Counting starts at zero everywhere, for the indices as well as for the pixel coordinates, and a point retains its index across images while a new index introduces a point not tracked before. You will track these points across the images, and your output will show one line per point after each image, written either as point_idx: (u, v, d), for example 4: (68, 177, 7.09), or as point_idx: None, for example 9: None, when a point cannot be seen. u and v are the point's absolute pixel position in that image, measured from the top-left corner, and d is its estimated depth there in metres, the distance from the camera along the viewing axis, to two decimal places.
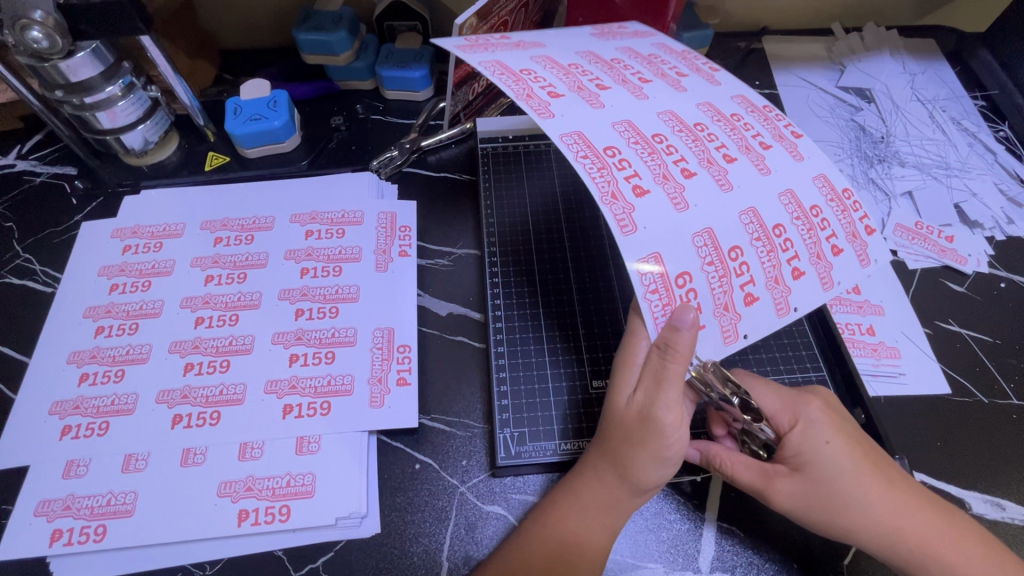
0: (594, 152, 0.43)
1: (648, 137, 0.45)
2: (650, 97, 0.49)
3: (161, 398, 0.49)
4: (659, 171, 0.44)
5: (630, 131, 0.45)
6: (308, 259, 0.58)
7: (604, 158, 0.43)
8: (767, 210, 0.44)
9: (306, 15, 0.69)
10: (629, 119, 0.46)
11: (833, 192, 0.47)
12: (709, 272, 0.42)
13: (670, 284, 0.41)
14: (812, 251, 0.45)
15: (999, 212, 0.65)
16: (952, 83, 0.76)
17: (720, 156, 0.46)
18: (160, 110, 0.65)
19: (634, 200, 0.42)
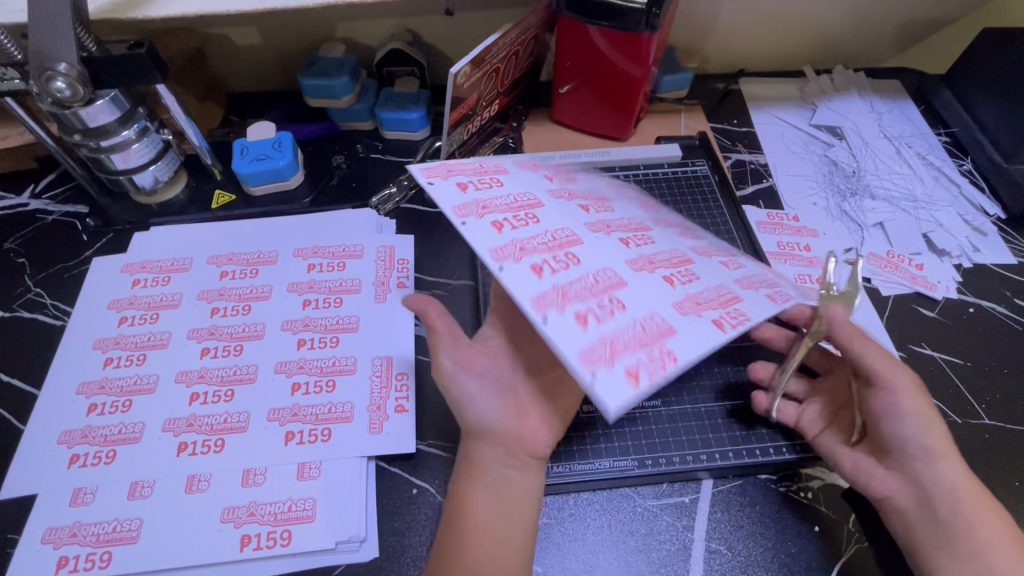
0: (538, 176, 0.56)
1: (597, 202, 0.54)
2: (649, 215, 0.56)
3: (167, 426, 0.51)
4: (564, 193, 0.54)
5: (590, 199, 0.55)
6: (310, 291, 0.60)
7: (544, 180, 0.55)
8: (597, 260, 0.45)
9: (311, 62, 0.73)
10: (603, 202, 0.55)
11: (645, 340, 0.39)
12: (541, 235, 0.46)
13: (480, 187, 0.49)
14: (557, 290, 0.41)
15: (965, 241, 0.68)
16: (917, 121, 0.81)
17: (627, 257, 0.47)
18: (171, 151, 0.69)
19: (508, 180, 0.52)
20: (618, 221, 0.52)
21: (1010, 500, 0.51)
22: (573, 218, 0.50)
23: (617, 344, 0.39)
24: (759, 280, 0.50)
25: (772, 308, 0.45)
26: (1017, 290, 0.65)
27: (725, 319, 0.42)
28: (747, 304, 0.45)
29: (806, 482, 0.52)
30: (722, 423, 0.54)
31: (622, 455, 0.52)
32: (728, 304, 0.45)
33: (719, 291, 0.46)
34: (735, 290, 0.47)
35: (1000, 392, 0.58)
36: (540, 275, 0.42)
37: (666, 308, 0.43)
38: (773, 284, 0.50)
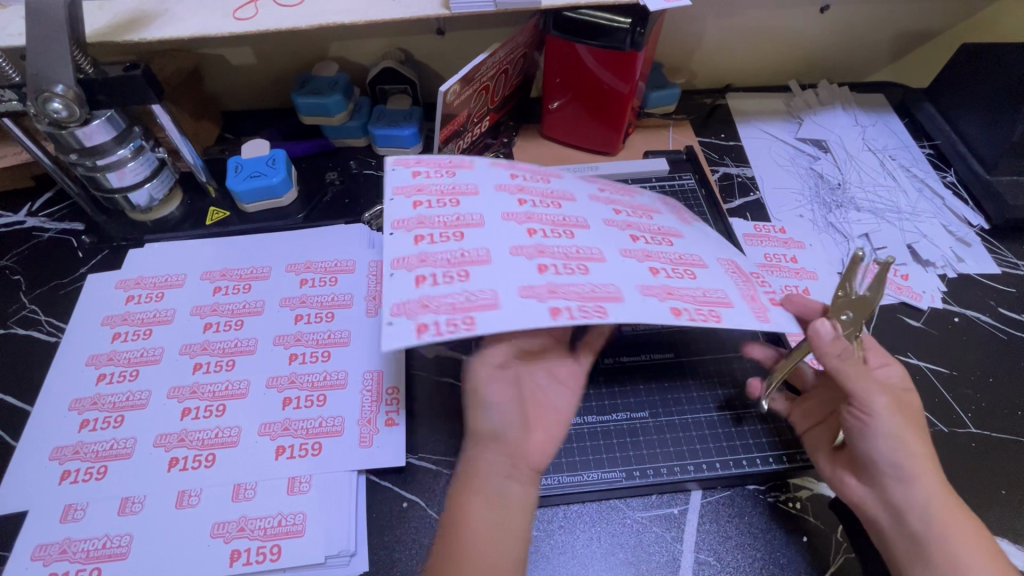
0: (529, 178, 0.59)
1: (552, 195, 0.57)
2: (625, 223, 0.56)
3: (159, 442, 0.51)
4: (515, 188, 0.56)
5: (560, 196, 0.57)
6: (302, 306, 0.61)
7: (530, 175, 0.59)
8: (472, 219, 0.52)
9: (305, 81, 0.75)
10: (577, 212, 0.56)
11: (463, 303, 0.45)
12: (452, 218, 0.52)
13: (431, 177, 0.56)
14: (417, 214, 0.52)
15: (949, 252, 0.69)
16: (901, 134, 0.83)
17: (524, 239, 0.51)
18: (166, 169, 0.70)
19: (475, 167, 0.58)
20: (556, 223, 0.54)
21: (996, 509, 0.52)
22: (505, 212, 0.53)
23: (431, 301, 0.45)
24: (675, 298, 0.48)
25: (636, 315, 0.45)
26: (1001, 299, 0.66)
27: (450, 302, 0.45)
28: (613, 300, 0.46)
29: (794, 492, 0.53)
30: (710, 434, 0.55)
31: (610, 467, 0.52)
32: (601, 300, 0.46)
33: (595, 286, 0.47)
34: (618, 292, 0.47)
35: (986, 401, 0.58)
36: (422, 246, 0.49)
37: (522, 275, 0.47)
38: (713, 302, 0.49)
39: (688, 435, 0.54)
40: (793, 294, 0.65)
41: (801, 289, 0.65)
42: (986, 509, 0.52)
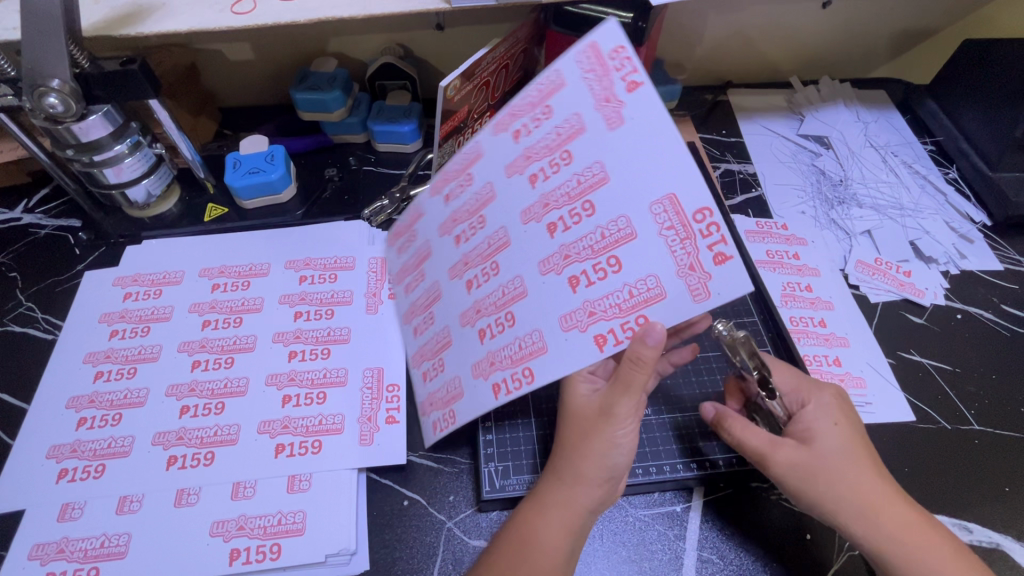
0: (524, 113, 0.49)
1: (553, 138, 0.47)
2: (570, 169, 0.46)
3: (157, 440, 0.51)
4: (522, 136, 0.49)
5: (523, 130, 0.49)
6: (302, 303, 0.61)
7: (530, 108, 0.48)
8: (458, 245, 0.53)
9: (304, 77, 0.74)
10: (546, 145, 0.47)
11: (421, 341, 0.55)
12: (461, 203, 0.53)
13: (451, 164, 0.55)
14: (420, 252, 0.58)
15: (951, 248, 0.69)
16: (903, 130, 0.82)
17: (455, 248, 0.54)
18: (163, 165, 0.69)
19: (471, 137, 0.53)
20: (540, 191, 0.48)
21: (1000, 507, 0.52)
22: (459, 196, 0.53)
23: (413, 327, 0.57)
24: (592, 303, 0.45)
25: (559, 371, 0.45)
26: (1003, 296, 0.66)
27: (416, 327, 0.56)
28: (540, 355, 0.46)
29: None
30: (714, 431, 0.54)
31: None
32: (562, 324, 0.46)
33: (521, 340, 0.47)
34: (539, 335, 0.47)
35: (989, 398, 0.58)
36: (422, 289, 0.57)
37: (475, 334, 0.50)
38: (639, 304, 0.44)
39: (692, 432, 0.54)
40: (796, 291, 0.64)
41: (802, 286, 0.65)
42: (990, 507, 0.52)
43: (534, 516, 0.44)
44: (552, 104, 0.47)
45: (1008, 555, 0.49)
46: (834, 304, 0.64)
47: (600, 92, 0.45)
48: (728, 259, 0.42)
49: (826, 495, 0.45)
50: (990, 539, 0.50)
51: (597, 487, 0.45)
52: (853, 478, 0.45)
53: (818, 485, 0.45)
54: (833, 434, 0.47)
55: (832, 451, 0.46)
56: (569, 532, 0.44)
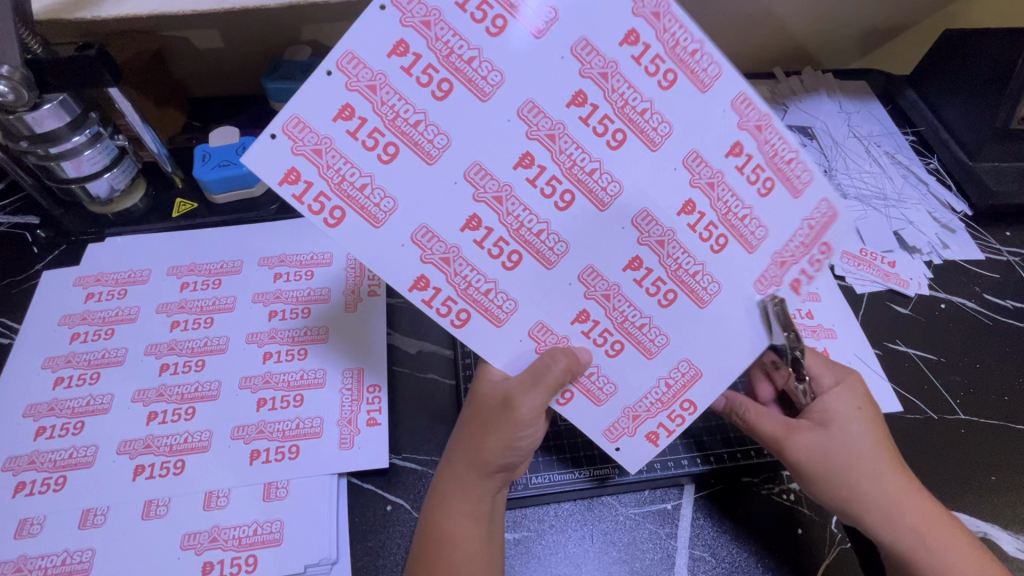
0: (771, 167, 0.43)
1: (733, 214, 0.44)
2: (706, 261, 0.45)
3: (123, 449, 0.48)
4: (709, 178, 0.43)
5: (725, 170, 0.43)
6: (277, 302, 0.58)
7: (754, 171, 0.43)
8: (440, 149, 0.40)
9: (276, 64, 0.74)
10: (713, 223, 0.44)
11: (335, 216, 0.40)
12: (575, 155, 0.41)
13: (620, 84, 0.40)
14: (383, 112, 0.38)
15: (935, 238, 0.69)
16: (885, 121, 0.82)
17: (511, 166, 0.41)
18: (128, 158, 0.65)
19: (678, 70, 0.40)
20: (675, 229, 0.44)
21: (987, 497, 0.52)
22: (581, 135, 0.41)
23: (323, 170, 0.39)
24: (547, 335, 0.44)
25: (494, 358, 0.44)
26: (985, 285, 0.66)
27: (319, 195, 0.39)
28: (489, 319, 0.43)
29: (788, 483, 0.52)
30: (703, 427, 0.54)
31: (602, 463, 0.51)
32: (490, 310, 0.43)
33: (462, 287, 0.42)
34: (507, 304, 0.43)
35: (974, 388, 0.58)
36: (338, 140, 0.38)
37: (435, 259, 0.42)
38: (588, 389, 0.46)
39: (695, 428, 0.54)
40: None
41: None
42: (977, 496, 0.52)
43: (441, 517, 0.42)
44: (758, 213, 0.44)
45: (995, 543, 0.49)
46: (819, 295, 0.63)
47: (783, 275, 0.46)
48: (655, 442, 0.47)
49: (842, 478, 0.44)
50: (978, 528, 0.50)
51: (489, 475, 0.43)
52: (872, 472, 0.44)
53: (838, 475, 0.45)
54: (856, 419, 0.46)
55: (854, 440, 0.45)
56: (474, 520, 0.42)
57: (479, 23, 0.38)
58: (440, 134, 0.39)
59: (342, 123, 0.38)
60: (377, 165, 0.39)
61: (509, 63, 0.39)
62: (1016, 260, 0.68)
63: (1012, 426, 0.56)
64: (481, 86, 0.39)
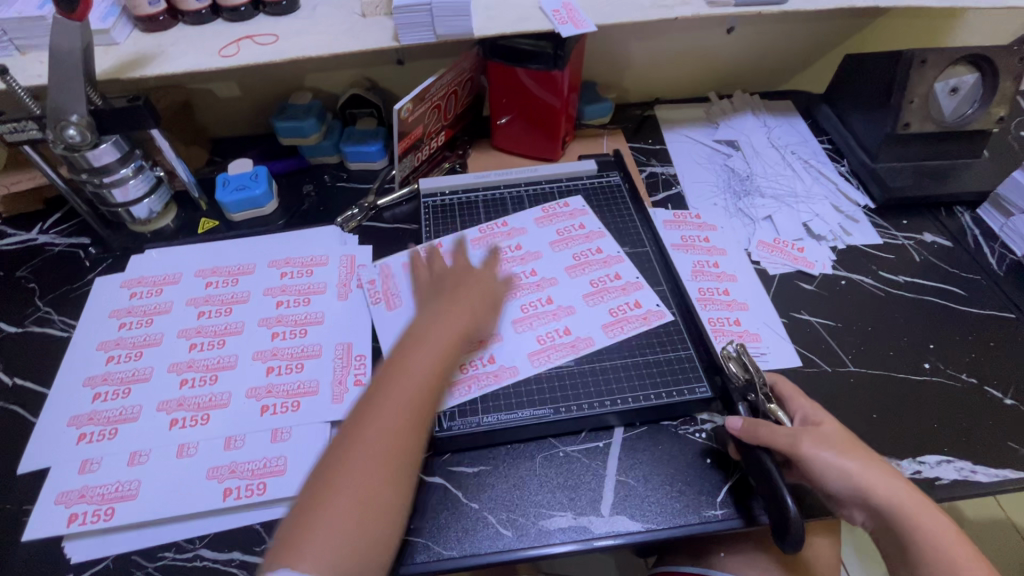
0: (557, 349, 0.66)
1: (570, 346, 0.66)
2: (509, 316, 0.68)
3: (161, 406, 0.61)
4: (554, 313, 0.69)
5: (561, 309, 0.69)
6: (282, 294, 0.71)
7: (552, 332, 0.67)
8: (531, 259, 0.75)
9: (283, 107, 0.89)
10: (536, 323, 0.68)
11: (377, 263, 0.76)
12: (531, 261, 0.75)
13: (597, 252, 0.76)
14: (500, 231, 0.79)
15: (838, 227, 0.81)
16: (804, 132, 0.95)
17: (526, 266, 0.74)
18: (162, 186, 0.80)
19: (623, 336, 0.67)
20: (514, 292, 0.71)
21: (869, 429, 0.62)
22: (541, 259, 0.75)
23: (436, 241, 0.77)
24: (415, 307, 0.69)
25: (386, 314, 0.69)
26: (881, 264, 0.78)
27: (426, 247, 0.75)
28: (384, 306, 0.69)
29: (701, 424, 0.62)
30: (625, 375, 0.64)
31: (540, 405, 0.62)
32: (388, 301, 0.69)
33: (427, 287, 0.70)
34: (400, 301, 0.69)
35: (865, 346, 0.69)
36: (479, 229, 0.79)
37: (399, 269, 0.72)
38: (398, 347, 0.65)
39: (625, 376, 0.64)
40: (704, 266, 0.76)
41: (711, 262, 0.77)
42: (861, 432, 0.62)
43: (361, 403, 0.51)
44: (534, 330, 0.67)
45: None
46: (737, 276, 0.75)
47: (483, 385, 0.63)
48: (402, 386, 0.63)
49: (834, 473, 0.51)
50: None
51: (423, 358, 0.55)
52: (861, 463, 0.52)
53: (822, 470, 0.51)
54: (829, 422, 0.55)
55: (835, 437, 0.53)
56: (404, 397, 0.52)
57: (571, 220, 0.80)
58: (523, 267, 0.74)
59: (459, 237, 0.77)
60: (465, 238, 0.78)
61: (578, 243, 0.77)
62: (909, 243, 0.80)
63: (895, 375, 0.66)
64: (564, 245, 0.77)
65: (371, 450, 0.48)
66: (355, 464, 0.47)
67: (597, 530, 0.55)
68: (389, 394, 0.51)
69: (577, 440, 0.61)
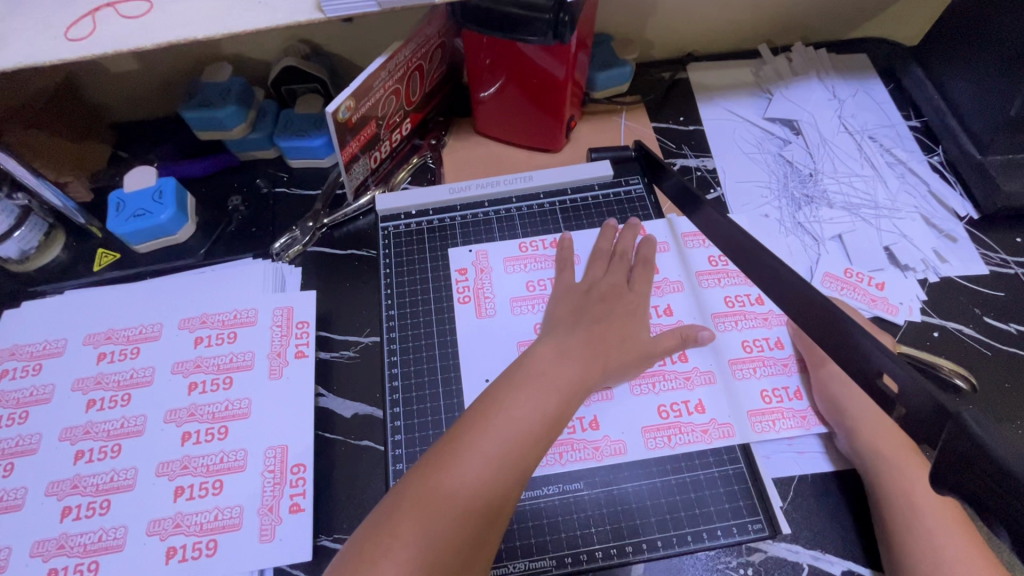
0: (684, 434, 0.49)
1: (690, 433, 0.49)
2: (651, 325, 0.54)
3: (36, 550, 0.46)
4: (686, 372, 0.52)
5: (696, 373, 0.52)
6: (197, 372, 0.54)
7: (679, 405, 0.50)
8: (671, 276, 0.57)
9: (194, 90, 0.67)
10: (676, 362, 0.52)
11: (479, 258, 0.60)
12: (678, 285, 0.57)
13: (747, 302, 0.56)
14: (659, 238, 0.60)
15: (930, 253, 0.61)
16: (885, 104, 0.72)
17: (668, 290, 0.56)
18: (34, 215, 0.62)
19: (767, 432, 0.50)
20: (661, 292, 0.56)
21: None
22: (692, 281, 0.57)
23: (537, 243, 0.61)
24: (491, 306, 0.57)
25: (473, 325, 0.56)
26: (986, 306, 0.59)
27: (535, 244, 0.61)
28: (473, 310, 0.57)
29: (747, 556, 0.46)
30: (653, 505, 0.47)
31: (537, 554, 0.45)
32: (479, 304, 0.57)
33: (531, 286, 0.58)
34: (493, 310, 0.57)
35: None
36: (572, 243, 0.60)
37: (498, 267, 0.59)
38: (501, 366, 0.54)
39: (652, 499, 0.47)
40: (744, 304, 0.55)
41: (752, 297, 0.56)
42: None
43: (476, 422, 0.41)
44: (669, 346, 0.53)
45: None
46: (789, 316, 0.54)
47: (581, 459, 0.48)
48: None
49: None
50: None
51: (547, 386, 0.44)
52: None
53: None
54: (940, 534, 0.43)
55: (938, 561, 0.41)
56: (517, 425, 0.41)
57: None
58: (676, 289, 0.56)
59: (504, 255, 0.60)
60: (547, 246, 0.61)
61: (735, 287, 0.57)
62: None
63: None
64: (720, 284, 0.57)
65: (489, 451, 0.39)
66: (456, 480, 0.37)
67: None
68: (509, 411, 0.41)
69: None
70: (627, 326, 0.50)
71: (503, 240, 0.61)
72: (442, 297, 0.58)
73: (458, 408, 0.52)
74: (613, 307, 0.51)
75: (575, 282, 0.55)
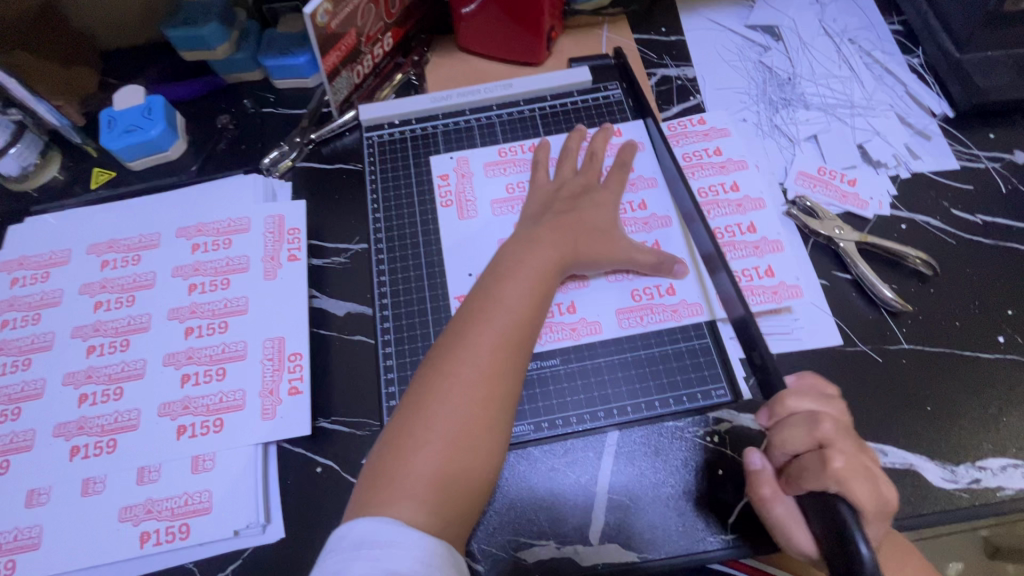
0: (655, 313, 0.53)
1: (663, 310, 0.53)
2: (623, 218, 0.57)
3: (58, 431, 0.50)
4: None
5: None
6: (196, 275, 0.57)
7: (651, 288, 0.54)
8: (648, 173, 0.60)
9: (176, 9, 0.68)
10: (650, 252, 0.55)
11: (460, 165, 0.62)
12: (652, 182, 0.59)
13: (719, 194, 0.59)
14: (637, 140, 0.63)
15: (903, 148, 0.63)
16: (867, 9, 0.72)
17: (643, 186, 0.59)
18: (29, 132, 0.64)
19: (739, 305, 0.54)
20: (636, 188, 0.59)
21: (920, 429, 0.49)
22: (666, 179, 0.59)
23: (517, 148, 0.63)
24: (473, 207, 0.59)
25: (455, 227, 0.59)
26: (955, 199, 0.60)
27: (514, 150, 0.63)
28: (455, 212, 0.59)
29: (714, 425, 0.50)
30: (624, 376, 0.51)
31: (519, 420, 0.50)
32: (461, 207, 0.60)
33: (511, 188, 0.60)
34: (475, 211, 0.59)
35: (925, 315, 0.54)
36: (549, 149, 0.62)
37: (479, 171, 0.61)
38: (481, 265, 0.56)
39: (628, 373, 0.51)
40: (720, 195, 0.59)
41: (727, 186, 0.60)
42: (914, 433, 0.49)
43: (441, 373, 0.43)
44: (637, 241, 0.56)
45: (921, 475, 0.48)
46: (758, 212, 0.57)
47: (559, 339, 0.52)
48: None
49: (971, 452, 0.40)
50: (905, 462, 0.48)
51: (497, 324, 0.45)
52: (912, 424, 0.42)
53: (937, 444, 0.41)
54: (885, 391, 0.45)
55: None
56: (480, 370, 0.43)
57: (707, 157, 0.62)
58: (650, 183, 0.59)
59: (485, 159, 0.62)
60: (526, 152, 0.62)
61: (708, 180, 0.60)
62: (995, 166, 0.62)
63: (963, 352, 0.52)
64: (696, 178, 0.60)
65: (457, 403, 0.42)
66: (434, 431, 0.41)
67: (583, 564, 0.45)
68: (467, 356, 0.43)
69: (562, 456, 0.49)
70: (591, 215, 0.54)
71: (485, 146, 0.63)
72: (426, 202, 0.60)
73: (442, 299, 0.56)
74: (581, 201, 0.55)
75: (548, 182, 0.57)
